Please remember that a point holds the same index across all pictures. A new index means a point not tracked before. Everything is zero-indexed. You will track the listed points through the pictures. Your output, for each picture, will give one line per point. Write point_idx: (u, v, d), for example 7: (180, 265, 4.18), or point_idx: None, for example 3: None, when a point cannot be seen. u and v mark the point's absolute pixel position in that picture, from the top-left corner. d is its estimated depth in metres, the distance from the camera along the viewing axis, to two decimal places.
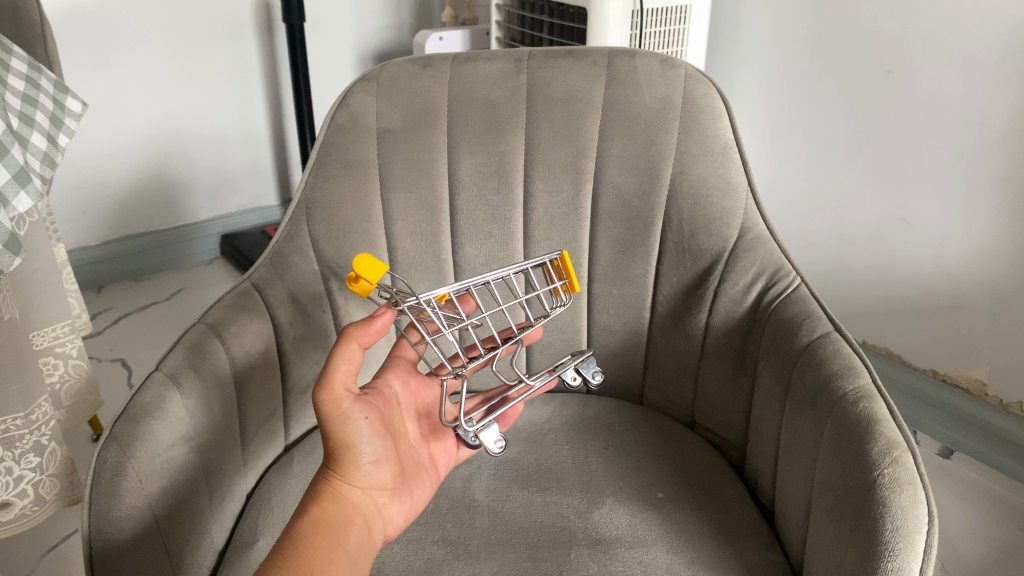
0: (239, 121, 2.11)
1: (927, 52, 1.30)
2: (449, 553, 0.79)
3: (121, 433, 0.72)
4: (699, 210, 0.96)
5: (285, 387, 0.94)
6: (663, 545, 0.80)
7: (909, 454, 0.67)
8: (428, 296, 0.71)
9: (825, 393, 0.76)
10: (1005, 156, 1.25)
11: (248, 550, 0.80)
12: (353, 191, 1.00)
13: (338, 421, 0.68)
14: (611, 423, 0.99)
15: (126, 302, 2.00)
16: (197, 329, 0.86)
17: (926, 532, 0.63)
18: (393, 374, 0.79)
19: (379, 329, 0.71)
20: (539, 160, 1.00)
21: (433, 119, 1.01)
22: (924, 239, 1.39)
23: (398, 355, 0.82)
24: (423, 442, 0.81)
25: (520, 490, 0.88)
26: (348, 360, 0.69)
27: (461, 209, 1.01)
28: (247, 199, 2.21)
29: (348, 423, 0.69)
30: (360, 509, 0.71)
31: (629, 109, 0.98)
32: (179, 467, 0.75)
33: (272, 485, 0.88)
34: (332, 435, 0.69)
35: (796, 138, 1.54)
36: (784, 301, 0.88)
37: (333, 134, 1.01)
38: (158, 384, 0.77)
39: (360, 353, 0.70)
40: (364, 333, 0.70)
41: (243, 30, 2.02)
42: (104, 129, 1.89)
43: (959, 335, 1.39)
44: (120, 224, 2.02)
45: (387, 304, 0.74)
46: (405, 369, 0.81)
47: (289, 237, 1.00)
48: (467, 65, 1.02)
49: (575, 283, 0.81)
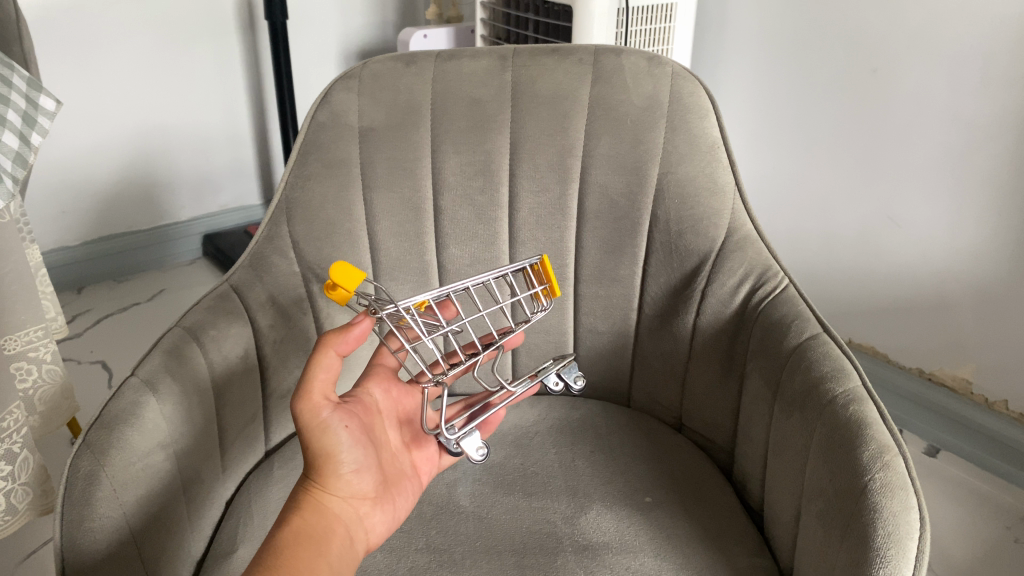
0: (221, 120, 2.08)
1: (913, 51, 1.29)
2: (432, 561, 0.78)
3: (95, 442, 0.70)
4: (687, 209, 0.94)
5: (265, 391, 0.92)
6: (652, 551, 0.78)
7: (900, 458, 0.66)
8: (407, 303, 0.68)
9: (814, 396, 0.75)
10: (992, 155, 1.24)
11: (227, 559, 0.78)
12: (335, 191, 0.98)
13: (316, 429, 0.67)
14: (597, 426, 0.98)
15: (106, 303, 1.96)
16: (174, 332, 0.84)
17: (918, 538, 0.62)
18: (374, 383, 0.79)
19: (357, 336, 0.71)
20: (524, 159, 0.98)
21: (417, 117, 0.99)
22: (911, 238, 1.38)
23: (378, 365, 0.81)
24: (407, 450, 0.79)
25: (506, 496, 0.86)
26: (324, 368, 0.68)
27: (445, 210, 1.00)
28: (230, 198, 2.18)
29: (327, 431, 0.68)
30: (341, 519, 0.69)
31: (615, 107, 0.96)
32: (156, 475, 0.73)
33: (252, 493, 0.86)
34: (312, 444, 0.68)
35: (783, 137, 1.54)
36: (772, 302, 0.87)
37: (314, 133, 0.99)
38: (133, 390, 0.75)
39: (338, 362, 0.70)
40: (342, 341, 0.70)
41: (225, 28, 1.99)
42: (84, 128, 1.86)
43: (946, 334, 1.38)
44: (100, 224, 1.99)
45: (365, 311, 0.72)
46: (385, 378, 0.80)
47: (269, 238, 0.98)
48: (451, 62, 1.00)
49: (556, 288, 0.80)
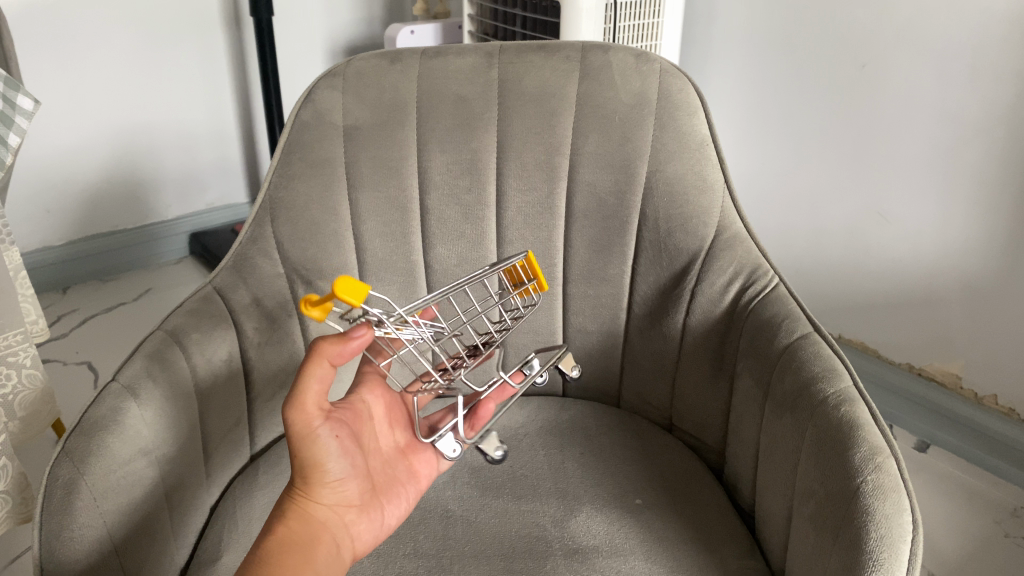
0: (206, 118, 2.06)
1: (902, 46, 1.28)
2: (420, 566, 0.77)
3: (74, 449, 0.69)
4: (675, 208, 0.93)
5: (249, 395, 0.91)
6: (642, 554, 0.77)
7: (892, 459, 0.66)
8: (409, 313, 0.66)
9: (805, 396, 0.74)
10: (980, 150, 1.24)
11: (212, 566, 0.77)
12: (320, 191, 0.97)
13: (303, 438, 0.66)
14: (587, 427, 0.97)
15: (92, 303, 1.94)
16: (156, 336, 0.82)
17: (911, 541, 0.61)
18: (366, 388, 0.77)
19: (355, 348, 0.67)
20: (511, 157, 0.97)
21: (402, 115, 0.97)
22: (900, 233, 1.38)
23: (367, 369, 0.80)
24: (401, 457, 0.78)
25: (494, 499, 0.85)
26: (316, 376, 0.66)
27: (432, 209, 0.98)
28: (216, 197, 2.16)
29: (314, 440, 0.66)
30: (327, 527, 0.68)
31: (603, 105, 0.95)
32: (137, 483, 0.72)
33: (237, 498, 0.85)
34: (298, 453, 0.67)
35: (771, 133, 1.53)
36: (762, 301, 0.86)
37: (298, 132, 0.98)
38: (114, 396, 0.74)
39: (332, 371, 0.67)
40: (337, 353, 0.66)
41: (210, 24, 1.97)
42: (67, 126, 1.83)
43: (935, 330, 1.38)
44: (85, 224, 1.96)
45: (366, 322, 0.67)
46: (380, 383, 0.79)
47: (253, 239, 0.96)
48: (437, 60, 0.99)
49: (544, 282, 0.79)
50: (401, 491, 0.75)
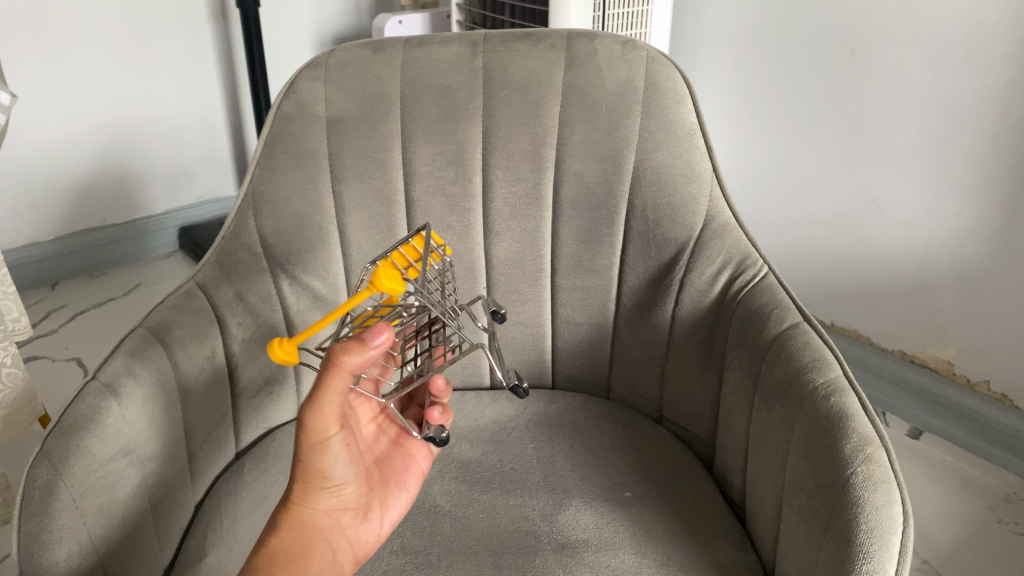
0: (194, 110, 2.04)
1: (893, 30, 1.27)
2: (408, 563, 0.76)
3: (53, 449, 0.67)
4: (664, 197, 0.92)
5: (233, 392, 0.90)
6: (633, 548, 0.77)
7: (883, 450, 0.65)
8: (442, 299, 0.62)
9: (794, 387, 0.73)
10: (971, 136, 1.23)
11: (196, 566, 0.76)
12: (303, 184, 0.95)
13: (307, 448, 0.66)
14: (576, 419, 0.96)
15: (81, 299, 1.92)
16: (137, 333, 0.81)
17: (901, 534, 0.61)
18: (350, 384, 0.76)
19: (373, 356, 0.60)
20: (497, 147, 0.95)
21: (386, 106, 0.96)
22: (891, 220, 1.37)
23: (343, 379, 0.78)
24: (393, 449, 0.78)
25: (483, 494, 0.84)
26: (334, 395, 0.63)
27: (417, 201, 0.97)
28: (205, 190, 2.14)
29: (318, 450, 0.66)
30: (321, 533, 0.69)
31: (589, 93, 0.94)
32: (118, 483, 0.71)
33: (222, 497, 0.84)
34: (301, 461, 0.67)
35: (762, 120, 1.52)
36: (751, 291, 0.86)
37: (280, 125, 0.96)
38: (94, 395, 0.73)
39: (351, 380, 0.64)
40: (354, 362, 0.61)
41: (196, 15, 1.95)
42: (53, 121, 1.81)
43: (927, 317, 1.38)
44: (73, 219, 1.93)
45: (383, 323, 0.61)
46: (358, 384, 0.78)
47: (236, 234, 0.95)
48: (421, 49, 0.97)
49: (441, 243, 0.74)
50: (398, 486, 0.76)
